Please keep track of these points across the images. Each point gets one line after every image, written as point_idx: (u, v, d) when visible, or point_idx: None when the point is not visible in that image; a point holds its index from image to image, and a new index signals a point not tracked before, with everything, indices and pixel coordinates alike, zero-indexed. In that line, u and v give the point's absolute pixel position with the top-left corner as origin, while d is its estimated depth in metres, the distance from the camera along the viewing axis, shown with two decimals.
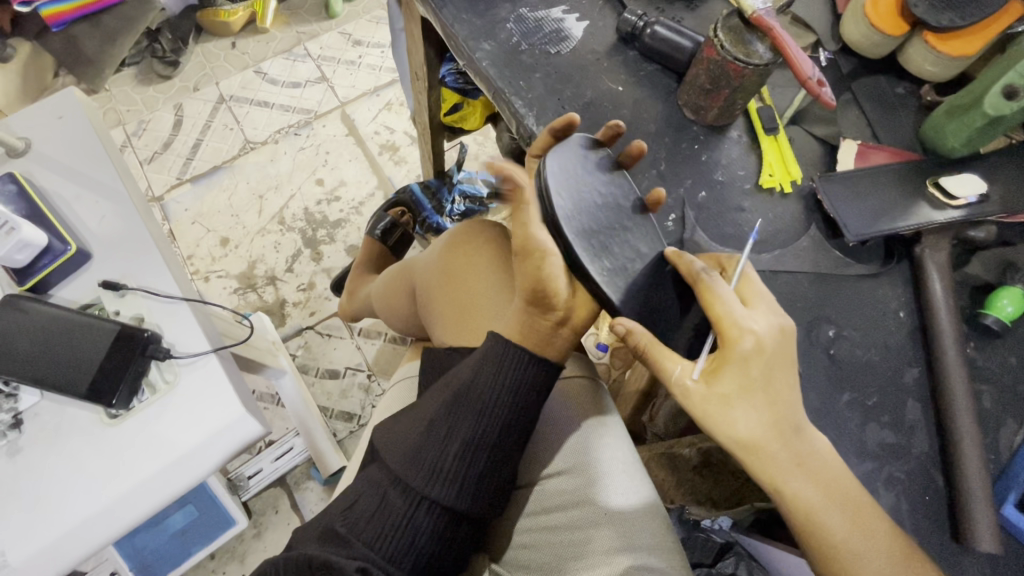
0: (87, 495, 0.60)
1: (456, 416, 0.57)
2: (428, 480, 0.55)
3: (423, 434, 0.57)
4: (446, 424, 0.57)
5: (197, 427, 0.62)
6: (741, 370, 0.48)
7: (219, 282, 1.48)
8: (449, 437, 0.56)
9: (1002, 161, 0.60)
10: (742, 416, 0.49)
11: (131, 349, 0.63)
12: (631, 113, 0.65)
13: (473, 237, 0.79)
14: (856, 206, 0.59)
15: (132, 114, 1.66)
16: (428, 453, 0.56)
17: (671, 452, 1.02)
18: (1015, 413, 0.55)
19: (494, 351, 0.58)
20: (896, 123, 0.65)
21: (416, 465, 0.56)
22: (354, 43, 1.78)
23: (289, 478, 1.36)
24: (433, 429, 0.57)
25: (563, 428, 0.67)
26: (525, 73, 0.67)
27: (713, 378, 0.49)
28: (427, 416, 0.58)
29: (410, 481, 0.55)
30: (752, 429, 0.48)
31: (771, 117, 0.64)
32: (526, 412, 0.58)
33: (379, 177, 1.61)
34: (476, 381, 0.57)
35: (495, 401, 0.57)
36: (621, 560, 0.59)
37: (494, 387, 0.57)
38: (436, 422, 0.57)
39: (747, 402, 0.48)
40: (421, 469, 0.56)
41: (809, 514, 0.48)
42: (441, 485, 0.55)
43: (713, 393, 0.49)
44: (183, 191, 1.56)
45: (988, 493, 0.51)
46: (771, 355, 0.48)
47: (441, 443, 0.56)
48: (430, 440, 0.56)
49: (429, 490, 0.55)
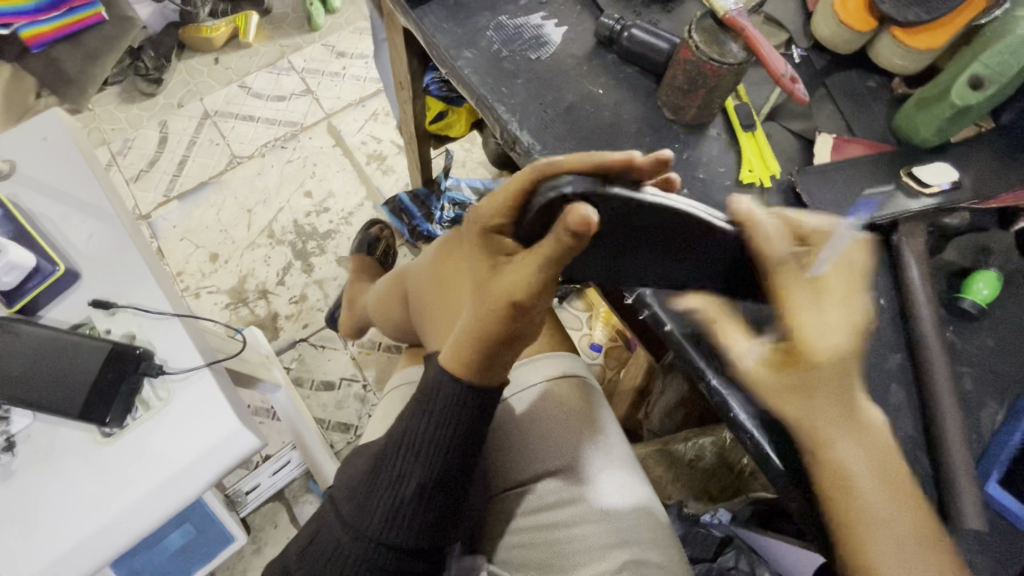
0: (82, 518, 0.60)
1: (400, 456, 0.57)
2: (383, 527, 0.57)
3: (375, 480, 0.58)
4: (391, 466, 0.57)
5: (191, 444, 0.62)
6: (809, 370, 0.46)
7: (210, 298, 1.48)
8: (398, 481, 0.57)
9: (971, 150, 0.62)
10: (795, 391, 0.46)
11: (125, 367, 0.63)
12: (611, 115, 0.67)
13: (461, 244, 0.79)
14: (834, 196, 0.61)
15: (116, 133, 1.66)
16: (378, 496, 0.57)
17: (668, 448, 1.02)
18: (995, 393, 0.56)
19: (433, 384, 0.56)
20: (870, 116, 0.67)
21: (370, 512, 0.57)
22: (338, 55, 1.79)
23: (288, 492, 1.36)
24: (383, 474, 0.57)
25: (546, 431, 0.66)
26: (507, 79, 0.69)
27: (779, 365, 0.47)
28: (373, 459, 0.59)
29: (365, 526, 0.57)
30: (807, 390, 0.46)
31: (748, 114, 0.66)
32: (472, 440, 0.57)
33: (367, 187, 1.61)
34: (416, 422, 0.56)
35: (433, 436, 0.56)
36: (618, 555, 0.61)
37: (428, 422, 0.56)
38: (384, 466, 0.58)
39: (812, 396, 0.46)
40: (374, 512, 0.57)
41: (850, 493, 0.45)
42: (398, 522, 0.57)
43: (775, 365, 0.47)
44: (171, 208, 1.56)
45: (972, 473, 0.52)
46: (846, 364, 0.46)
47: (392, 487, 0.57)
48: (381, 486, 0.57)
49: (386, 533, 0.56)
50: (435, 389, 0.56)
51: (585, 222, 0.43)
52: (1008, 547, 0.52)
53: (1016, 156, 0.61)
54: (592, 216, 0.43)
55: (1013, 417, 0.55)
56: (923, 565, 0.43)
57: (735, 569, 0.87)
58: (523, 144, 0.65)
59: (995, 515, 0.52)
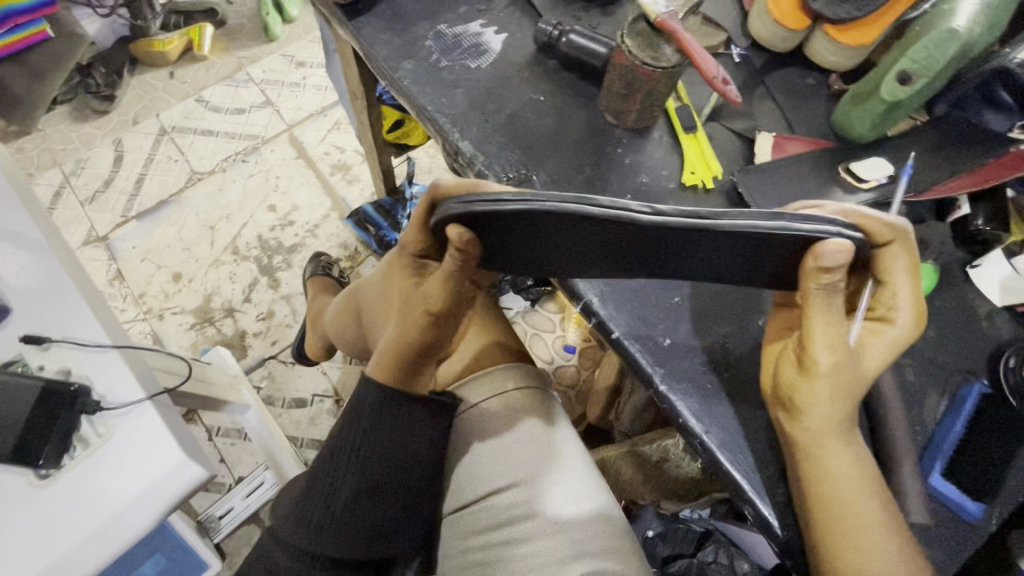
0: (19, 565, 0.57)
1: (337, 467, 0.58)
2: (317, 538, 0.57)
3: (312, 491, 0.59)
4: (327, 477, 0.58)
5: (135, 479, 0.60)
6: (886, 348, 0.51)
7: (174, 319, 1.44)
8: (333, 491, 0.58)
9: (907, 143, 0.63)
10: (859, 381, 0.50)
11: (58, 405, 0.61)
12: (555, 122, 0.66)
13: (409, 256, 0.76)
14: (774, 196, 0.61)
15: (68, 153, 1.60)
16: (314, 508, 0.58)
17: (636, 450, 1.03)
18: (938, 384, 0.57)
19: (368, 396, 0.59)
20: (810, 112, 0.67)
21: (304, 525, 0.58)
22: (298, 65, 1.75)
23: (264, 514, 1.34)
24: (319, 486, 0.59)
25: (502, 445, 0.65)
26: (448, 89, 0.67)
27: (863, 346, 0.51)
28: (314, 469, 0.60)
29: (299, 540, 0.58)
30: (868, 375, 0.51)
31: (690, 117, 0.65)
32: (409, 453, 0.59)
33: (333, 198, 1.58)
34: (349, 436, 0.58)
35: (367, 445, 0.58)
36: (576, 568, 0.60)
37: (364, 430, 0.58)
38: (320, 477, 0.59)
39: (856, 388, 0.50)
40: (310, 524, 0.58)
41: (832, 482, 0.49)
42: (332, 536, 0.57)
43: (849, 366, 0.49)
44: (129, 229, 1.51)
45: (915, 465, 0.53)
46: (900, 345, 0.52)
47: (326, 500, 0.58)
48: (316, 499, 0.58)
49: (320, 546, 0.58)
50: (370, 402, 0.58)
51: (463, 238, 0.48)
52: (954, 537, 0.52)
53: (950, 147, 0.62)
54: (466, 234, 0.48)
55: (954, 408, 0.55)
56: (885, 546, 0.47)
57: (715, 563, 0.87)
58: (466, 155, 0.64)
59: (939, 507, 0.52)
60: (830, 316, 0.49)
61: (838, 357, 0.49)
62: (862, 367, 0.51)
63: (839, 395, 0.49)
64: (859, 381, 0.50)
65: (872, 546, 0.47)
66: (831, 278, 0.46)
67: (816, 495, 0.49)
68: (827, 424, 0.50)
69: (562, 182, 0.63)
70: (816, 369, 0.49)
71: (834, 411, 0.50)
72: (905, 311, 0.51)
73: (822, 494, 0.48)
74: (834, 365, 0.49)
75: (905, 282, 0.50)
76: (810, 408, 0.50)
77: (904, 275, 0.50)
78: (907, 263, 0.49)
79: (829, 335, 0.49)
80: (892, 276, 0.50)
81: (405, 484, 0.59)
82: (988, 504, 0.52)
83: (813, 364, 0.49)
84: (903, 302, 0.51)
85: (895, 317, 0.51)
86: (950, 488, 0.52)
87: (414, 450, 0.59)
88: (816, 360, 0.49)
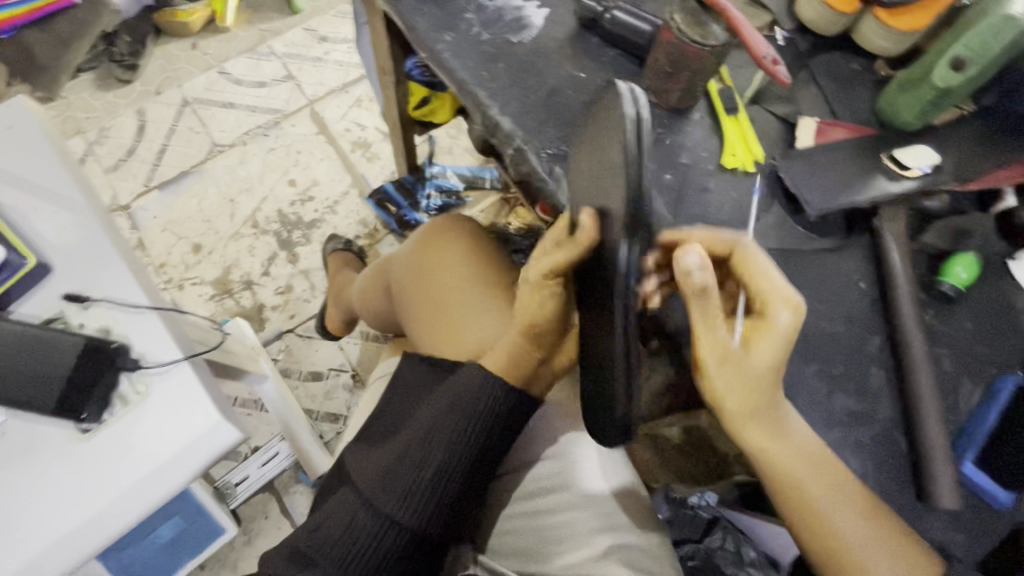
0: (59, 516, 0.59)
1: (431, 443, 0.59)
2: (399, 505, 0.58)
3: (398, 461, 0.59)
4: (420, 451, 0.59)
5: (171, 438, 0.61)
6: (770, 339, 0.51)
7: (194, 289, 1.45)
8: (422, 464, 0.59)
9: (953, 132, 0.62)
10: (749, 377, 0.51)
11: (102, 363, 0.63)
12: (594, 99, 0.66)
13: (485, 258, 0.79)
14: (816, 181, 0.60)
15: (92, 122, 1.61)
16: (400, 477, 0.58)
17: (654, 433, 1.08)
18: (972, 373, 0.57)
19: (469, 381, 0.61)
20: (854, 98, 0.67)
21: (387, 491, 0.58)
22: (320, 40, 1.74)
23: (278, 483, 1.36)
24: (407, 458, 0.59)
25: (542, 426, 0.69)
26: (487, 63, 0.67)
27: (750, 342, 0.52)
28: (404, 443, 0.61)
29: (380, 505, 0.58)
30: (764, 373, 0.51)
31: (732, 99, 0.65)
32: (502, 439, 0.62)
33: (352, 175, 1.58)
34: (448, 415, 0.60)
35: (466, 425, 0.60)
36: (603, 540, 0.61)
37: (463, 404, 0.60)
38: (411, 449, 0.60)
39: (736, 379, 0.51)
40: (392, 493, 0.58)
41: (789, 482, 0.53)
42: (411, 508, 0.58)
43: (735, 360, 0.51)
44: (151, 198, 1.53)
45: (949, 452, 0.53)
46: (787, 336, 0.51)
47: (415, 471, 0.58)
48: (404, 468, 0.59)
49: (402, 515, 0.58)
50: (474, 388, 0.61)
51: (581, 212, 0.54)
52: (978, 524, 0.53)
53: (998, 137, 0.61)
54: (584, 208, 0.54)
55: (990, 398, 0.56)
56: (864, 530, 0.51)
57: (722, 549, 0.89)
58: (505, 129, 0.64)
59: (970, 494, 0.53)
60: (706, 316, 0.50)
61: (724, 353, 0.51)
62: (750, 359, 0.51)
63: (741, 386, 0.51)
64: (748, 375, 0.51)
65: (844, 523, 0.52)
66: (704, 275, 0.49)
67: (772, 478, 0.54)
68: (743, 412, 0.52)
69: None
70: (710, 368, 0.51)
71: (743, 399, 0.52)
72: (778, 303, 0.52)
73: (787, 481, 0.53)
74: (722, 361, 0.51)
75: (764, 279, 0.53)
76: (720, 399, 0.52)
77: (760, 274, 0.54)
78: (763, 266, 0.54)
79: (713, 339, 0.51)
80: (753, 276, 0.54)
81: (487, 468, 0.62)
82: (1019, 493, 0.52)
83: (704, 364, 0.52)
84: (770, 294, 0.52)
85: (770, 310, 0.52)
86: (985, 478, 0.53)
87: (501, 436, 0.62)
88: (707, 356, 0.51)
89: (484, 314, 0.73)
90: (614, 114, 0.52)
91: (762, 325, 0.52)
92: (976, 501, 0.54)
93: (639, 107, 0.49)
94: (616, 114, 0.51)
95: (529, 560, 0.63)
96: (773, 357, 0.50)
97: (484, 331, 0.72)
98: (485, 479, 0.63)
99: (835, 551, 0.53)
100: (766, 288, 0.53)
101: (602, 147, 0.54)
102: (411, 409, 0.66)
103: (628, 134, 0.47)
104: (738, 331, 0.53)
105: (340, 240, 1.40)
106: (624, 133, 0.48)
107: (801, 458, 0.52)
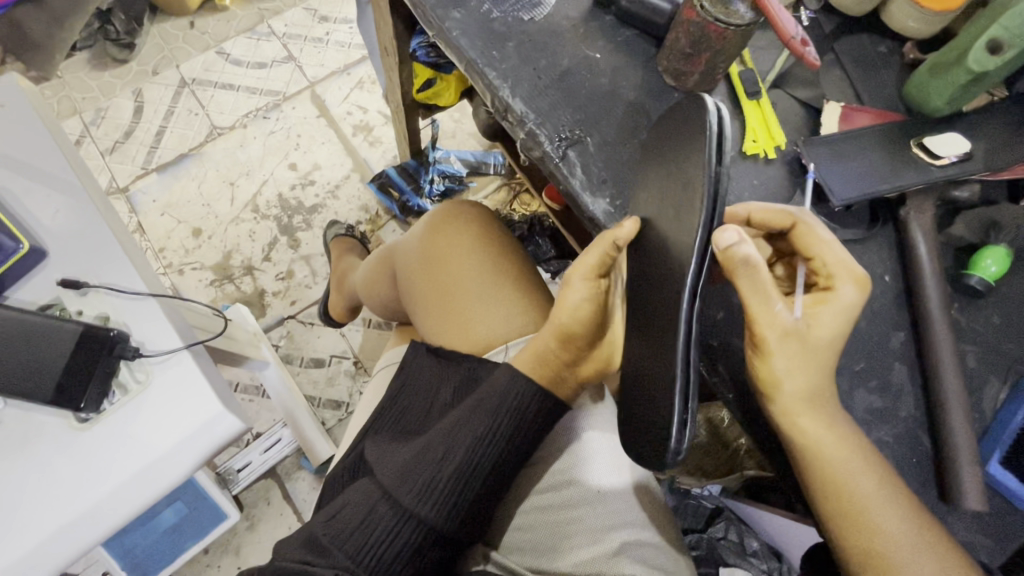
0: (60, 506, 0.58)
1: (456, 438, 0.58)
2: (420, 500, 0.56)
3: (421, 454, 0.58)
4: (444, 445, 0.58)
5: (172, 428, 0.60)
6: (836, 314, 0.49)
7: (194, 274, 1.43)
8: (446, 457, 0.57)
9: (985, 119, 0.59)
10: (811, 357, 0.49)
11: (96, 350, 0.61)
12: (609, 82, 0.63)
13: (493, 244, 0.77)
14: (840, 168, 0.58)
15: (88, 102, 1.58)
16: (422, 471, 0.57)
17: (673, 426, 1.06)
18: (998, 370, 0.55)
19: (497, 380, 0.60)
20: (880, 82, 0.64)
21: (408, 484, 0.57)
22: (320, 20, 1.70)
23: (280, 469, 1.35)
24: (430, 451, 0.58)
25: (566, 425, 0.67)
26: (498, 42, 0.64)
27: (812, 316, 0.49)
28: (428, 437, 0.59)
29: (400, 497, 0.56)
30: (825, 350, 0.49)
31: (753, 81, 0.62)
32: (527, 443, 0.60)
33: (354, 159, 1.55)
34: (474, 412, 0.59)
35: (492, 423, 0.58)
36: (615, 537, 0.61)
37: (490, 400, 0.59)
38: (435, 442, 0.59)
39: (794, 360, 0.49)
40: (412, 487, 0.56)
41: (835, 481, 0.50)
42: (431, 504, 0.56)
43: (798, 337, 0.48)
44: (150, 181, 1.50)
45: (975, 451, 0.51)
46: (850, 314, 0.49)
47: (438, 465, 0.57)
48: (427, 461, 0.57)
49: (421, 509, 0.56)
50: (503, 384, 0.59)
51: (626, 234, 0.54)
52: (1003, 525, 0.52)
53: None
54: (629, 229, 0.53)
55: (1017, 395, 0.54)
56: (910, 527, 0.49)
57: (725, 539, 0.93)
58: (516, 112, 0.62)
59: (994, 494, 0.52)
60: (761, 291, 0.47)
61: (789, 331, 0.48)
62: (813, 335, 0.49)
63: (803, 364, 0.49)
64: (811, 353, 0.49)
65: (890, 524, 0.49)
66: (744, 246, 0.46)
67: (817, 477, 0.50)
68: (803, 395, 0.49)
69: (618, 146, 0.61)
70: (773, 345, 0.49)
71: (803, 380, 0.49)
72: (844, 278, 0.50)
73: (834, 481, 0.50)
74: (785, 338, 0.48)
75: (830, 251, 0.51)
76: (781, 383, 0.49)
77: (824, 245, 0.51)
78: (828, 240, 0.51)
79: (774, 314, 0.48)
80: (817, 248, 0.52)
81: (510, 472, 0.60)
82: None
83: (765, 342, 0.49)
84: (835, 267, 0.50)
85: (837, 284, 0.50)
86: (1011, 478, 0.51)
87: (528, 440, 0.60)
88: (769, 333, 0.48)
89: (493, 307, 0.72)
90: (691, 126, 0.49)
91: (827, 302, 0.49)
92: (1001, 502, 0.52)
93: (725, 115, 0.47)
94: (694, 127, 0.49)
95: (542, 556, 0.62)
96: (835, 333, 0.49)
97: (496, 325, 0.71)
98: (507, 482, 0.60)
99: (877, 551, 0.49)
100: (830, 262, 0.51)
101: (676, 151, 0.51)
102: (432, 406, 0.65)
103: (706, 149, 0.45)
104: (800, 306, 0.50)
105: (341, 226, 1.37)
106: (702, 144, 0.46)
107: (851, 453, 0.50)
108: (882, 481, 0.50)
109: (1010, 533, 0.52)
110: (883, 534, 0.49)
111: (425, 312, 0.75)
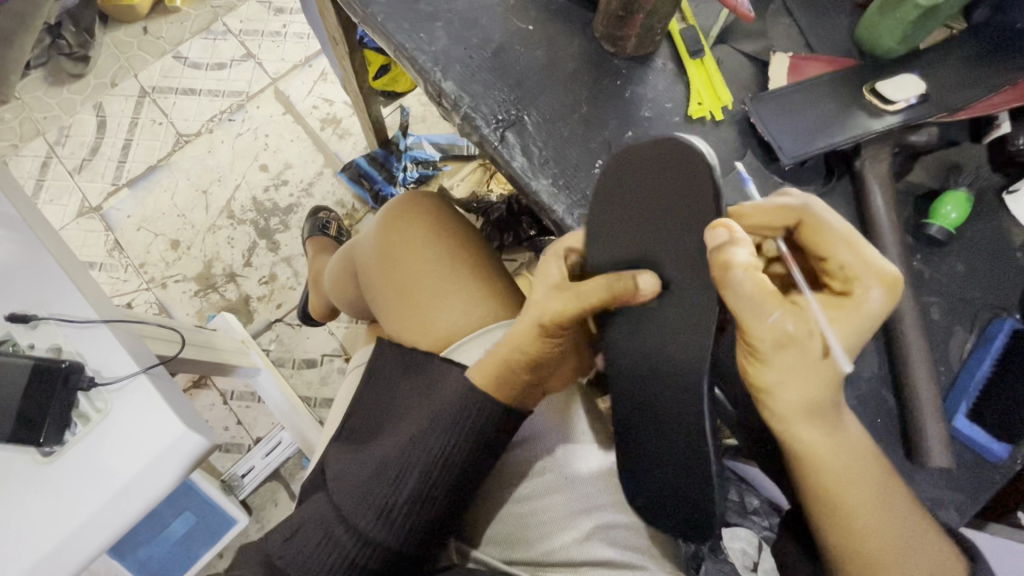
0: (31, 543, 0.58)
1: (408, 459, 0.57)
2: (374, 522, 0.56)
3: (375, 475, 0.57)
4: (398, 465, 0.57)
5: (137, 453, 0.60)
6: (789, 344, 0.45)
7: (177, 287, 1.42)
8: (399, 480, 0.56)
9: (943, 56, 0.56)
10: (804, 377, 0.45)
11: (50, 383, 0.60)
12: (545, 54, 0.60)
13: (447, 234, 0.75)
14: (788, 125, 0.56)
15: (50, 122, 1.54)
16: (376, 493, 0.56)
17: None
18: (963, 320, 0.55)
19: (449, 395, 0.57)
20: (829, 28, 0.61)
21: (363, 505, 0.56)
22: (276, 12, 1.63)
23: (284, 471, 1.35)
24: (384, 472, 0.57)
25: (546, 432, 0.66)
26: (425, 23, 0.61)
27: (782, 343, 0.45)
28: (383, 455, 0.58)
29: (355, 521, 0.56)
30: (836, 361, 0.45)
31: (695, 39, 0.60)
32: (485, 459, 0.58)
33: (325, 154, 1.52)
34: (426, 431, 0.57)
35: (443, 442, 0.56)
36: (585, 523, 0.62)
37: (437, 417, 0.57)
38: (389, 463, 0.57)
39: (789, 381, 0.46)
40: (367, 509, 0.56)
41: (835, 481, 0.49)
42: (386, 526, 0.56)
43: (794, 346, 0.45)
44: (121, 197, 1.47)
45: (939, 407, 0.52)
46: (794, 338, 0.44)
47: (392, 486, 0.56)
48: (381, 484, 0.56)
49: (376, 532, 0.55)
50: (448, 398, 0.57)
51: (650, 274, 0.50)
52: (973, 477, 0.53)
53: (991, 57, 0.56)
54: (650, 269, 0.49)
55: (983, 344, 0.54)
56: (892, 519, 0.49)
57: (725, 500, 0.94)
58: (450, 97, 0.59)
59: (962, 445, 0.53)
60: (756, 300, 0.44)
61: (775, 338, 0.45)
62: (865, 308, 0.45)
63: (799, 376, 0.45)
64: (805, 368, 0.45)
65: (882, 522, 0.49)
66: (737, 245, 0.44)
67: (824, 486, 0.49)
68: (799, 407, 0.47)
69: (560, 121, 0.59)
70: (766, 354, 0.46)
71: (802, 393, 0.46)
72: (868, 279, 0.46)
73: (839, 489, 0.49)
74: (776, 347, 0.45)
75: (846, 250, 0.47)
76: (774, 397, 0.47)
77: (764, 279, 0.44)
78: (775, 210, 0.49)
79: (768, 322, 0.44)
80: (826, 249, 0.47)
81: (472, 486, 0.58)
82: (1013, 444, 0.52)
83: (757, 351, 0.46)
84: (765, 297, 0.44)
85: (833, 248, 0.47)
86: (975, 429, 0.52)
87: (487, 455, 0.58)
88: (761, 342, 0.45)
89: (454, 301, 0.71)
90: (673, 173, 0.49)
91: (852, 270, 0.46)
92: (966, 455, 0.53)
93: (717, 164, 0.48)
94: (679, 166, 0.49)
95: (511, 547, 0.63)
96: (798, 361, 0.45)
97: (455, 318, 0.70)
98: (472, 496, 0.59)
99: (863, 551, 0.49)
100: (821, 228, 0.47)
101: (663, 187, 0.49)
102: (390, 421, 0.63)
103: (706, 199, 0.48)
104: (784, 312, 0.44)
105: (314, 222, 1.33)
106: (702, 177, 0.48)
107: (831, 445, 0.48)
108: (853, 448, 0.49)
109: (980, 484, 0.53)
110: (864, 534, 0.49)
111: (389, 313, 0.74)
